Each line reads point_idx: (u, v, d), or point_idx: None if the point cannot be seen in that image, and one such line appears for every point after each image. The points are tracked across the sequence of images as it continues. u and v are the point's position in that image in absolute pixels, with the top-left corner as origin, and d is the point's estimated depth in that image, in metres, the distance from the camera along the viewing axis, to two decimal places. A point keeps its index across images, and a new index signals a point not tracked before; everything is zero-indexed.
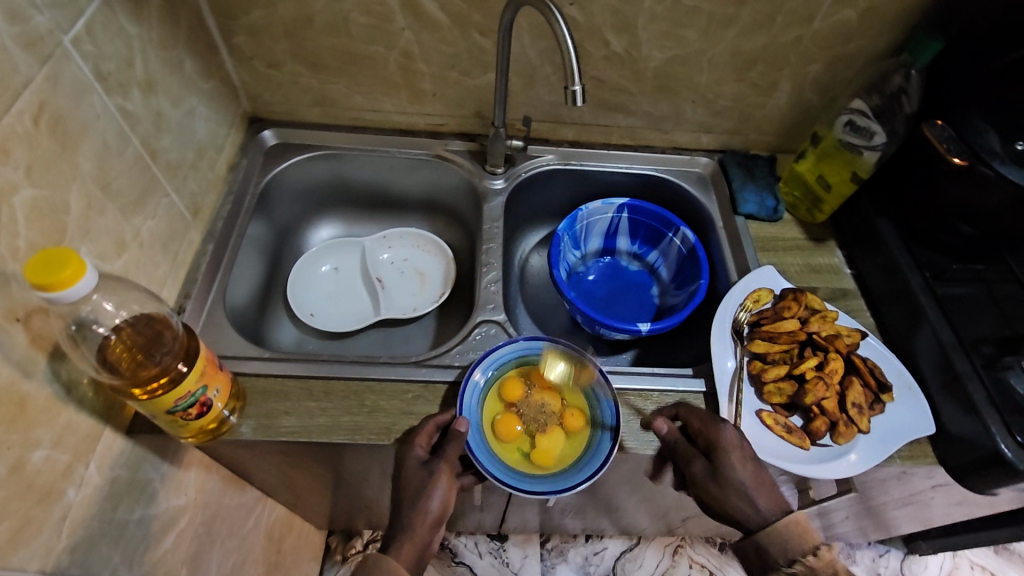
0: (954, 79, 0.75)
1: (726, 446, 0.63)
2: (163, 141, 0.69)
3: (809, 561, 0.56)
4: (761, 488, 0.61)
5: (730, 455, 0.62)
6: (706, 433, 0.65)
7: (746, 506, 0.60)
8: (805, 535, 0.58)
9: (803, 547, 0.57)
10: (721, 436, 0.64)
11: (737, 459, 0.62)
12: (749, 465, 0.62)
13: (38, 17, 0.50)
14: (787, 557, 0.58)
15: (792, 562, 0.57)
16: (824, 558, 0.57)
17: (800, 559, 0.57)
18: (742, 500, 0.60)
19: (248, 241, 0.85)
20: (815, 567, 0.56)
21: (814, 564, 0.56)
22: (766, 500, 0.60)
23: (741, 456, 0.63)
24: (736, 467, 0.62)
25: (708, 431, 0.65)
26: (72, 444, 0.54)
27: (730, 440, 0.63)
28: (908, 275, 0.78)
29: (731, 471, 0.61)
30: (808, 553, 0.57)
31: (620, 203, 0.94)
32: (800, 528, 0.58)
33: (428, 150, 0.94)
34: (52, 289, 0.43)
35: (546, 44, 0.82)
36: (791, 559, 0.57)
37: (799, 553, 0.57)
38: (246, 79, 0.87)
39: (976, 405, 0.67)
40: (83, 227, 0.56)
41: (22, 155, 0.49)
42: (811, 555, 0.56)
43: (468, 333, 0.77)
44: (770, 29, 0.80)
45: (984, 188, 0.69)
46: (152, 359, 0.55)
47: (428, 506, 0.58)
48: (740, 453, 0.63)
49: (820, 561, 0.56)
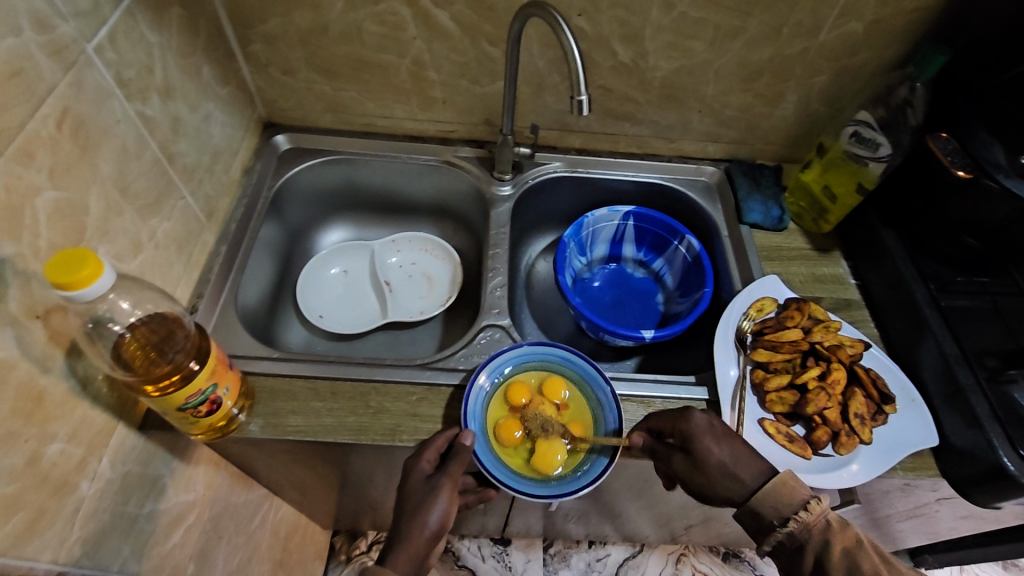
0: (961, 89, 0.75)
1: (697, 432, 0.63)
2: (180, 145, 0.71)
3: (801, 517, 0.57)
4: (741, 462, 0.62)
5: (702, 440, 0.63)
6: (675, 427, 0.65)
7: (730, 482, 0.61)
8: (792, 494, 0.59)
9: (793, 504, 0.58)
10: (690, 424, 0.64)
11: (711, 441, 0.63)
12: (725, 444, 0.62)
13: (63, 25, 0.52)
14: (781, 517, 0.58)
15: (786, 521, 0.58)
16: (815, 511, 0.57)
17: (792, 516, 0.58)
18: (725, 478, 0.61)
19: (260, 243, 0.87)
20: (808, 522, 0.57)
21: (807, 519, 0.57)
22: (748, 470, 0.61)
23: (714, 438, 0.63)
24: (712, 451, 0.62)
25: (677, 424, 0.65)
26: (86, 438, 0.55)
27: (700, 424, 0.64)
28: (912, 286, 0.78)
29: (708, 455, 0.62)
30: (799, 509, 0.58)
31: (626, 210, 0.95)
32: (785, 487, 0.59)
33: (437, 156, 0.96)
34: (72, 288, 0.45)
35: (554, 54, 0.83)
36: (784, 518, 0.58)
37: (791, 511, 0.58)
38: (261, 84, 0.89)
39: (978, 418, 0.66)
40: (101, 228, 0.58)
41: (45, 158, 0.51)
42: (802, 511, 0.57)
43: (473, 337, 0.78)
44: (776, 41, 0.81)
45: (989, 201, 0.70)
46: (164, 357, 0.57)
47: (426, 521, 0.59)
48: (712, 435, 0.63)
49: (811, 515, 0.57)
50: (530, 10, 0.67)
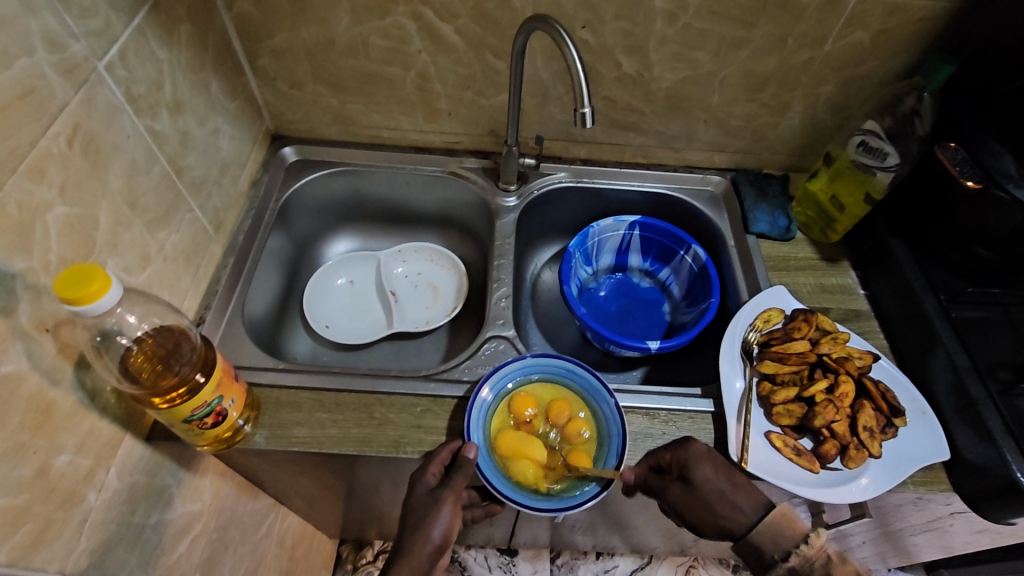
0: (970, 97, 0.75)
1: (696, 459, 0.64)
2: (188, 158, 0.72)
3: (802, 550, 0.56)
4: (739, 491, 0.62)
5: (702, 467, 0.63)
6: (673, 457, 0.65)
7: (730, 512, 0.61)
8: (791, 526, 0.58)
9: (794, 537, 0.57)
10: (688, 452, 0.64)
11: (709, 469, 0.63)
12: (723, 473, 0.63)
13: (75, 45, 0.53)
14: (781, 551, 0.57)
15: (787, 555, 0.57)
16: (816, 544, 0.56)
17: (794, 550, 0.56)
18: (725, 508, 0.61)
19: (268, 253, 0.88)
20: (810, 556, 0.56)
21: (808, 552, 0.56)
22: (745, 500, 0.61)
23: (713, 466, 0.63)
24: (711, 479, 0.62)
25: (676, 452, 0.65)
26: (94, 449, 0.56)
27: (699, 452, 0.64)
28: (922, 297, 0.77)
29: (707, 483, 0.62)
30: (800, 543, 0.56)
31: (632, 220, 0.94)
32: (784, 520, 0.58)
33: (443, 167, 0.96)
34: (80, 303, 0.46)
35: (558, 66, 0.83)
36: (786, 553, 0.57)
37: (792, 544, 0.57)
38: (269, 98, 0.90)
39: (991, 432, 0.65)
40: (111, 242, 0.59)
41: (57, 174, 0.52)
42: (803, 543, 0.56)
43: (477, 348, 0.78)
44: (781, 51, 0.81)
45: (999, 211, 0.69)
46: (171, 369, 0.58)
47: (429, 534, 0.60)
48: (711, 462, 0.64)
49: (812, 548, 0.56)
50: (534, 24, 0.68)
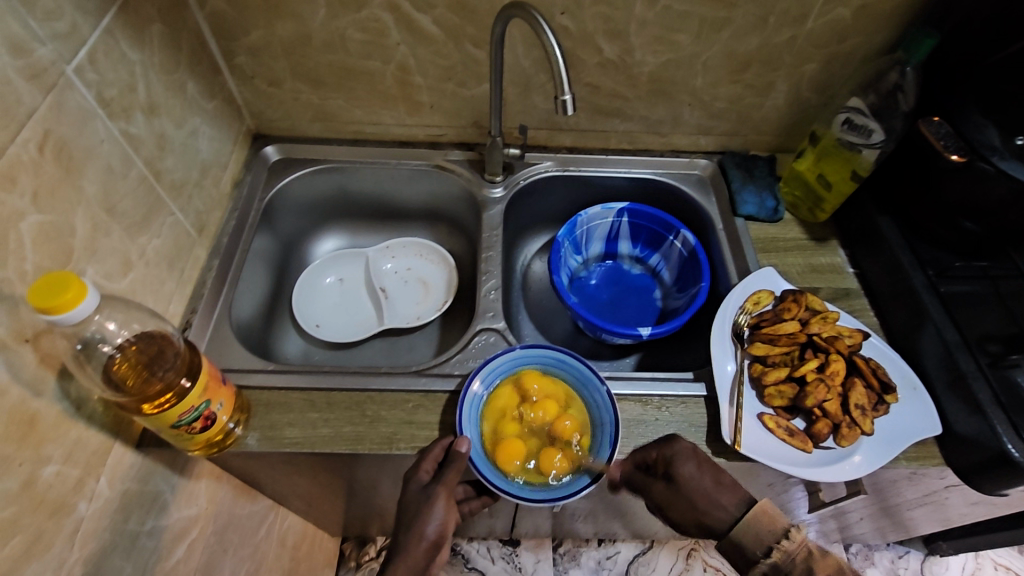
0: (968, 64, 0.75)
1: (682, 458, 0.63)
2: (166, 161, 0.71)
3: (783, 545, 0.58)
4: (722, 488, 0.62)
5: (687, 466, 0.63)
6: (659, 460, 0.64)
7: (711, 508, 0.62)
8: (773, 523, 0.60)
9: (775, 532, 0.59)
10: (674, 453, 0.64)
11: (694, 467, 0.63)
12: (707, 470, 0.63)
13: (41, 49, 0.52)
14: (764, 547, 0.59)
15: (769, 551, 0.59)
16: (796, 539, 0.58)
17: (775, 545, 0.59)
18: (707, 504, 0.62)
19: (254, 253, 0.87)
20: (790, 551, 0.58)
21: (789, 547, 0.58)
22: (729, 497, 0.62)
23: (696, 464, 0.63)
24: (696, 477, 0.62)
25: (662, 450, 0.64)
26: (83, 458, 0.55)
27: (686, 450, 0.64)
28: (911, 273, 0.77)
29: (692, 482, 0.62)
30: (781, 538, 0.59)
31: (619, 207, 0.94)
32: (765, 516, 0.60)
33: (429, 161, 0.95)
34: (55, 312, 0.45)
35: (538, 53, 0.82)
36: (767, 548, 0.59)
37: (773, 540, 0.59)
38: (247, 97, 0.89)
39: (981, 405, 0.65)
40: (89, 248, 0.58)
41: (28, 182, 0.51)
42: (784, 539, 0.58)
43: (468, 341, 0.77)
44: (763, 31, 0.80)
45: (985, 183, 0.68)
46: (155, 375, 0.57)
47: (424, 531, 0.61)
48: (696, 461, 0.63)
49: (792, 543, 0.58)
50: (511, 11, 0.67)
